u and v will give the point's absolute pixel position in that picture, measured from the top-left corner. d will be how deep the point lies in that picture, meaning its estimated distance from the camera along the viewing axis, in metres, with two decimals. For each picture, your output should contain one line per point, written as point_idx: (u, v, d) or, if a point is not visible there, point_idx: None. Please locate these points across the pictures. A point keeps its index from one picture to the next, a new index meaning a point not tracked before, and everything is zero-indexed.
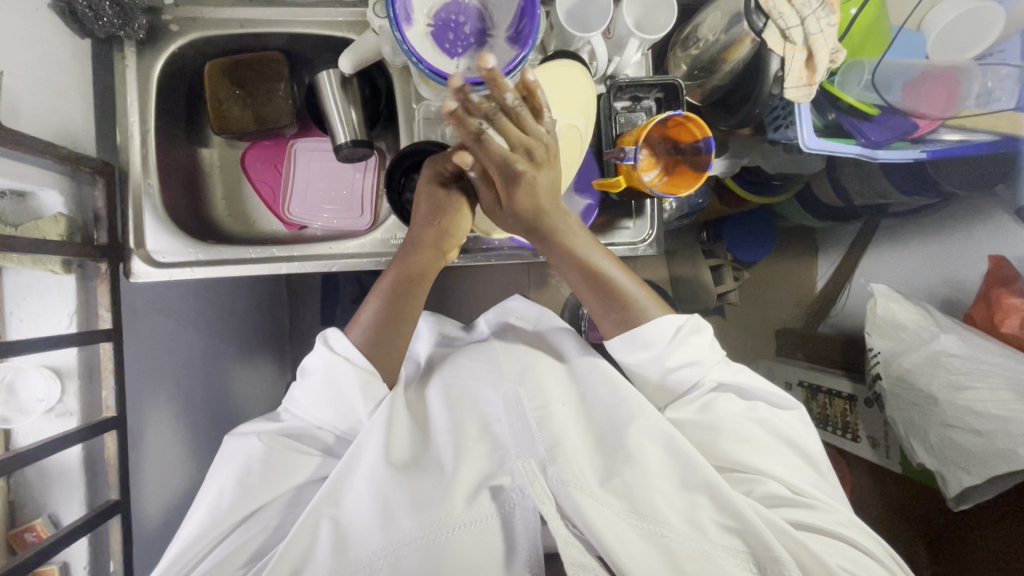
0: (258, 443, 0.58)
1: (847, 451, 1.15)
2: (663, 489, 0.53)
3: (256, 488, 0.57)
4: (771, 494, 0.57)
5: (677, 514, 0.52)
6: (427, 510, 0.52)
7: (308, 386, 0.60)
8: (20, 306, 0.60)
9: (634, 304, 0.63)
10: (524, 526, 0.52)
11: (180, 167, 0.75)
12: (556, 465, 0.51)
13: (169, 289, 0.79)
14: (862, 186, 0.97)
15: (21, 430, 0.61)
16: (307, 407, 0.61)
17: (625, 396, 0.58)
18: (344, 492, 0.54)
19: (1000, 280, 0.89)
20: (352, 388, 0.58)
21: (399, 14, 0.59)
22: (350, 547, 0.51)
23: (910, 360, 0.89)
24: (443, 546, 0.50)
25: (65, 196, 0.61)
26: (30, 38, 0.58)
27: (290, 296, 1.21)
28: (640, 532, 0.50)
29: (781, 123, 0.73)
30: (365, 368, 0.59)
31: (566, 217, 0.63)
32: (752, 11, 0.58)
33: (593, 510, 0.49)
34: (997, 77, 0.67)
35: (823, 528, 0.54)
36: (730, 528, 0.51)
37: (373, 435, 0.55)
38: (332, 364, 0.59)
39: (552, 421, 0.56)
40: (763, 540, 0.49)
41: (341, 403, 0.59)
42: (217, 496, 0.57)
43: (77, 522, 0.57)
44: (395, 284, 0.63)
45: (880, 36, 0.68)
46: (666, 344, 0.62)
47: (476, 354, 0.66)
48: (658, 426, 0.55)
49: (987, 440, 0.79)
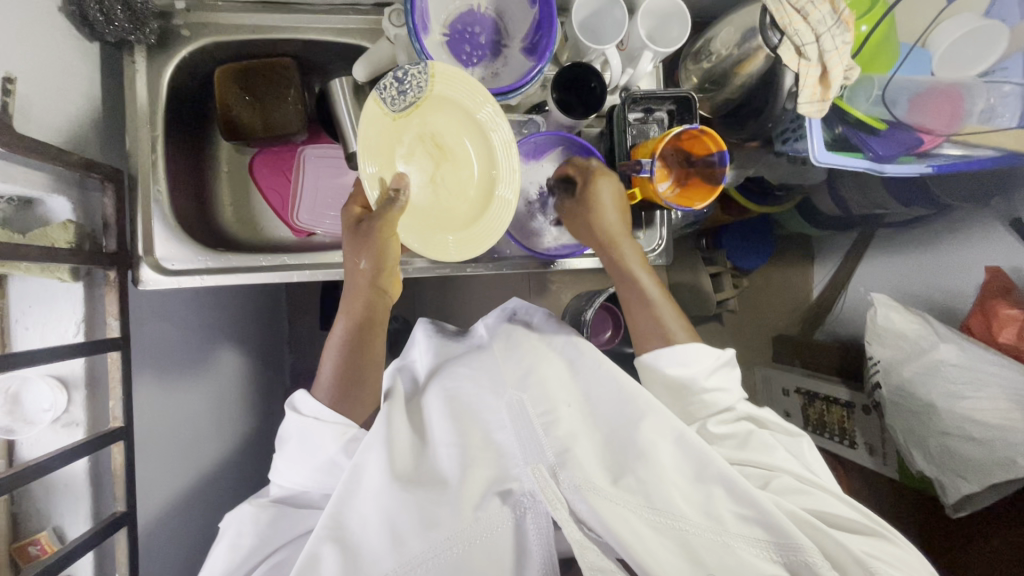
0: (247, 507, 0.59)
1: (844, 458, 1.16)
2: (677, 484, 0.52)
3: (247, 546, 0.57)
4: (788, 485, 0.56)
5: (694, 508, 0.51)
6: (436, 528, 0.51)
7: (288, 453, 0.61)
8: (25, 314, 0.58)
9: (673, 332, 0.64)
10: (537, 531, 0.52)
11: (189, 173, 0.74)
12: (568, 470, 0.51)
13: (173, 296, 0.78)
14: (860, 197, 0.99)
15: (26, 442, 0.59)
16: (291, 470, 0.60)
17: (630, 394, 0.57)
18: (347, 514, 0.53)
19: (996, 290, 0.91)
20: (328, 441, 0.58)
21: (418, 23, 0.58)
22: (362, 566, 0.50)
23: (909, 369, 0.90)
24: (457, 563, 0.50)
25: (74, 202, 0.59)
26: (39, 41, 0.56)
27: (289, 302, 1.20)
28: (657, 526, 0.50)
29: (789, 136, 0.74)
30: (339, 423, 0.59)
31: (630, 246, 0.67)
32: (768, 28, 0.61)
33: (609, 511, 0.49)
34: (999, 94, 0.68)
35: (838, 518, 0.54)
36: (750, 518, 0.50)
37: (372, 454, 0.55)
38: (305, 427, 0.60)
39: (559, 425, 0.55)
40: (783, 530, 0.49)
41: (319, 462, 0.59)
42: (215, 561, 0.58)
43: (82, 537, 0.56)
44: (348, 331, 0.64)
45: (888, 54, 0.69)
46: (706, 365, 0.63)
47: (474, 363, 0.64)
48: (667, 421, 0.55)
49: (985, 449, 0.81)
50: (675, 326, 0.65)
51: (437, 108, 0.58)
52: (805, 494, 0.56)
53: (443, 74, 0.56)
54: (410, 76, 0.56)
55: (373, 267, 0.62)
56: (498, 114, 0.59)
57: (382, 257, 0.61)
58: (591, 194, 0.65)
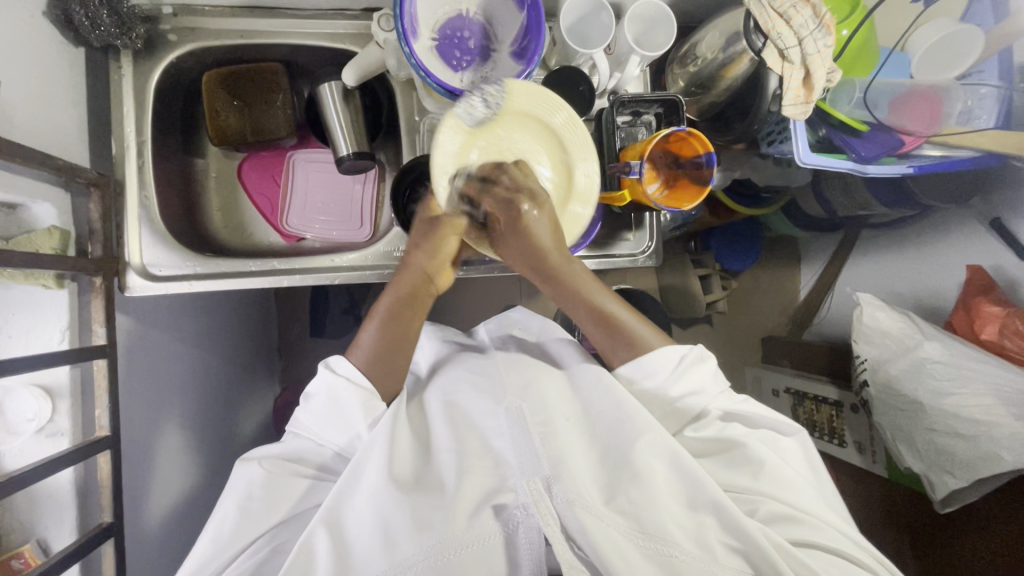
0: (262, 468, 0.57)
1: (833, 457, 1.18)
2: (670, 508, 0.52)
3: (259, 512, 0.55)
4: (776, 513, 0.55)
5: (685, 534, 0.51)
6: (429, 531, 0.50)
7: (314, 409, 0.60)
8: (8, 322, 0.56)
9: (639, 339, 0.63)
10: (528, 545, 0.52)
11: (177, 179, 0.74)
12: (563, 484, 0.50)
13: (160, 302, 0.77)
14: (845, 198, 1.01)
15: (9, 453, 0.58)
16: (312, 429, 0.60)
17: (631, 410, 0.56)
18: (344, 507, 0.53)
19: (978, 288, 0.92)
20: (354, 407, 0.58)
21: (407, 28, 0.58)
22: (351, 568, 0.50)
23: (896, 367, 0.92)
24: (447, 568, 0.49)
25: (59, 208, 0.59)
26: (22, 46, 0.56)
27: (279, 308, 1.20)
28: (647, 552, 0.50)
29: (775, 138, 0.75)
30: (366, 389, 0.59)
31: (572, 265, 0.64)
32: (753, 31, 0.61)
33: (600, 533, 0.49)
34: (976, 96, 0.70)
35: (822, 545, 0.53)
36: (735, 549, 0.50)
37: (374, 451, 0.55)
38: (335, 386, 0.59)
39: (556, 438, 0.55)
40: (769, 562, 0.49)
41: (344, 422, 0.59)
42: (219, 523, 0.55)
43: (68, 549, 0.55)
44: (388, 309, 0.65)
45: (870, 57, 0.71)
46: (669, 374, 0.61)
47: (474, 367, 0.64)
48: (664, 442, 0.54)
49: (971, 445, 0.82)
50: (641, 328, 0.64)
51: (513, 123, 0.59)
52: (794, 522, 0.54)
53: (523, 91, 0.57)
54: (488, 96, 0.57)
55: (392, 248, 0.63)
56: (572, 120, 0.59)
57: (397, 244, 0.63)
58: (523, 222, 0.60)
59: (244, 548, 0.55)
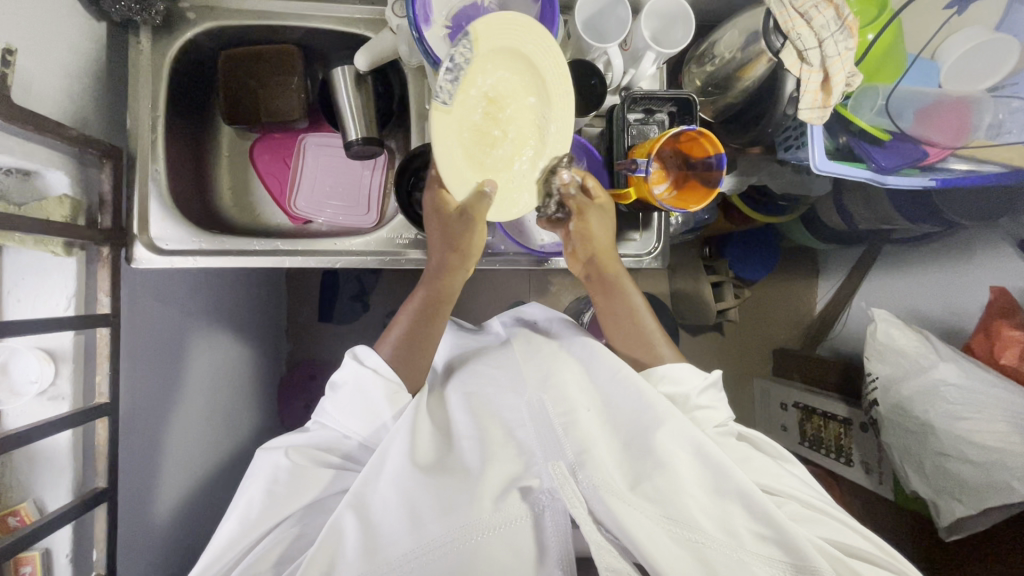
0: (286, 458, 0.58)
1: (839, 475, 1.14)
2: (694, 493, 0.50)
3: (281, 497, 0.56)
4: (799, 511, 0.54)
5: (710, 520, 0.49)
6: (454, 513, 0.50)
7: (338, 400, 0.60)
8: (19, 286, 0.59)
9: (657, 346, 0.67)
10: (555, 527, 0.50)
11: (189, 155, 0.75)
12: (587, 470, 0.49)
13: (173, 276, 0.78)
14: (867, 211, 0.98)
15: (12, 412, 0.59)
16: (335, 418, 0.60)
17: (651, 399, 0.56)
18: (371, 493, 0.53)
19: (1000, 311, 0.87)
20: (378, 397, 0.59)
21: (418, 14, 0.58)
22: (379, 550, 0.49)
23: (907, 388, 0.89)
24: (472, 552, 0.48)
25: (71, 177, 0.60)
26: (45, 16, 0.57)
27: (290, 290, 1.22)
28: (675, 537, 0.48)
29: (792, 143, 0.72)
30: (392, 381, 0.60)
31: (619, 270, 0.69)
32: (771, 32, 0.60)
33: (627, 515, 0.47)
34: (1008, 109, 0.67)
35: (853, 548, 0.52)
36: (767, 536, 0.48)
37: (396, 441, 0.55)
38: (361, 377, 0.59)
39: (579, 426, 0.53)
40: (797, 546, 0.47)
41: (368, 413, 0.59)
42: (247, 504, 0.56)
43: (62, 510, 0.56)
44: (418, 307, 0.66)
45: (896, 63, 0.69)
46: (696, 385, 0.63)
47: (497, 361, 0.64)
48: (687, 430, 0.53)
49: (982, 472, 0.79)
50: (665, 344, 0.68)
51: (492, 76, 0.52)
52: (818, 523, 0.54)
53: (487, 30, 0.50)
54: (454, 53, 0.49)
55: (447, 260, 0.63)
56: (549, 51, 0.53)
57: (462, 241, 0.61)
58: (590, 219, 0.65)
59: (264, 534, 0.56)
